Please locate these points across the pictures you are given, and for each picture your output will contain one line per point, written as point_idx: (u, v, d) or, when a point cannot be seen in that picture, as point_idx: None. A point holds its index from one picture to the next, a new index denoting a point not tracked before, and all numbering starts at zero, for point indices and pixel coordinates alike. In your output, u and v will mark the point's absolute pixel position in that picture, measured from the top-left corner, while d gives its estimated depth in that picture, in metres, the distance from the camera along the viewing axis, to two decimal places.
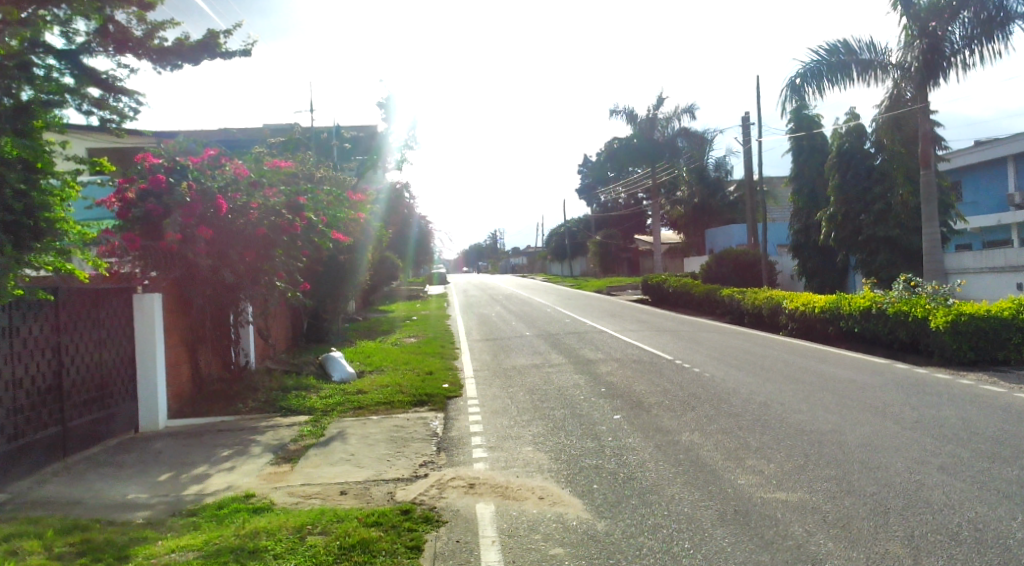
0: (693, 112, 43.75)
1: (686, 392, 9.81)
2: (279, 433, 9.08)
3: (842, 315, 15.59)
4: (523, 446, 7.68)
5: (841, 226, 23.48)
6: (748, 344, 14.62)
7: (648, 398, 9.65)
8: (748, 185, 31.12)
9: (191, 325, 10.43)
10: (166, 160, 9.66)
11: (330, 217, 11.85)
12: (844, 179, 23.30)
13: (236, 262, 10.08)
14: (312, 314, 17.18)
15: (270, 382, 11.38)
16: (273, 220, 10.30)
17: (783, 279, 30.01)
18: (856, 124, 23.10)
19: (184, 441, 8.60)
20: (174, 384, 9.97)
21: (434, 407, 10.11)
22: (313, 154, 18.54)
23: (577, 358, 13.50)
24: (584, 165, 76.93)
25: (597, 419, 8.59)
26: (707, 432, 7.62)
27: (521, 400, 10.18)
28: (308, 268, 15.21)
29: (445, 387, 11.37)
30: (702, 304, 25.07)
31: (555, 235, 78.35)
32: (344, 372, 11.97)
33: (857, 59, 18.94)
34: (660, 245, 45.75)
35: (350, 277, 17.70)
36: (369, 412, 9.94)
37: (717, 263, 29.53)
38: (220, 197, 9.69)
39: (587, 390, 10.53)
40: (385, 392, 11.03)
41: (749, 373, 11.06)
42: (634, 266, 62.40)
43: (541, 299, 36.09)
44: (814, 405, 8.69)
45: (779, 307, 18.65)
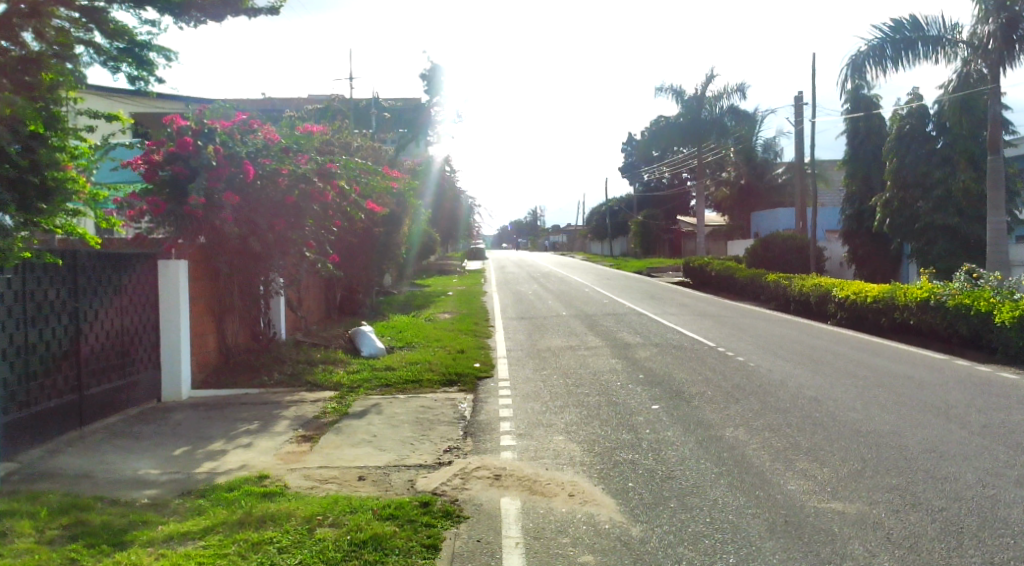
0: (744, 91, 42.27)
1: (729, 383, 9.24)
2: (302, 409, 8.78)
3: (897, 306, 14.73)
4: (554, 435, 7.22)
5: (897, 213, 22.33)
6: (794, 333, 13.93)
7: (689, 388, 9.11)
8: (799, 166, 29.92)
9: (218, 293, 10.21)
10: (194, 122, 9.28)
11: (362, 185, 11.49)
12: (903, 162, 21.97)
13: (263, 230, 9.79)
14: (346, 287, 16.96)
15: (297, 354, 11.15)
16: (303, 187, 9.96)
17: (832, 265, 28.88)
18: (919, 104, 21.65)
19: (205, 413, 8.37)
20: (199, 353, 9.78)
21: (463, 388, 9.70)
22: (352, 125, 18.19)
23: (615, 342, 12.96)
24: (629, 143, 75.50)
25: (634, 409, 8.08)
26: (752, 429, 7.07)
27: (554, 384, 9.72)
28: (341, 239, 14.93)
29: (476, 366, 10.95)
30: (745, 289, 24.25)
31: (596, 214, 77.28)
32: (374, 347, 11.65)
33: (923, 35, 17.76)
34: (704, 227, 44.62)
35: (385, 249, 17.41)
36: (396, 390, 9.59)
37: (763, 247, 28.54)
38: (248, 163, 9.33)
39: (625, 376, 10.02)
40: (413, 369, 10.65)
41: (797, 365, 10.42)
42: (675, 247, 61.22)
43: (578, 277, 35.51)
44: (869, 403, 8.05)
45: (828, 295, 17.81)
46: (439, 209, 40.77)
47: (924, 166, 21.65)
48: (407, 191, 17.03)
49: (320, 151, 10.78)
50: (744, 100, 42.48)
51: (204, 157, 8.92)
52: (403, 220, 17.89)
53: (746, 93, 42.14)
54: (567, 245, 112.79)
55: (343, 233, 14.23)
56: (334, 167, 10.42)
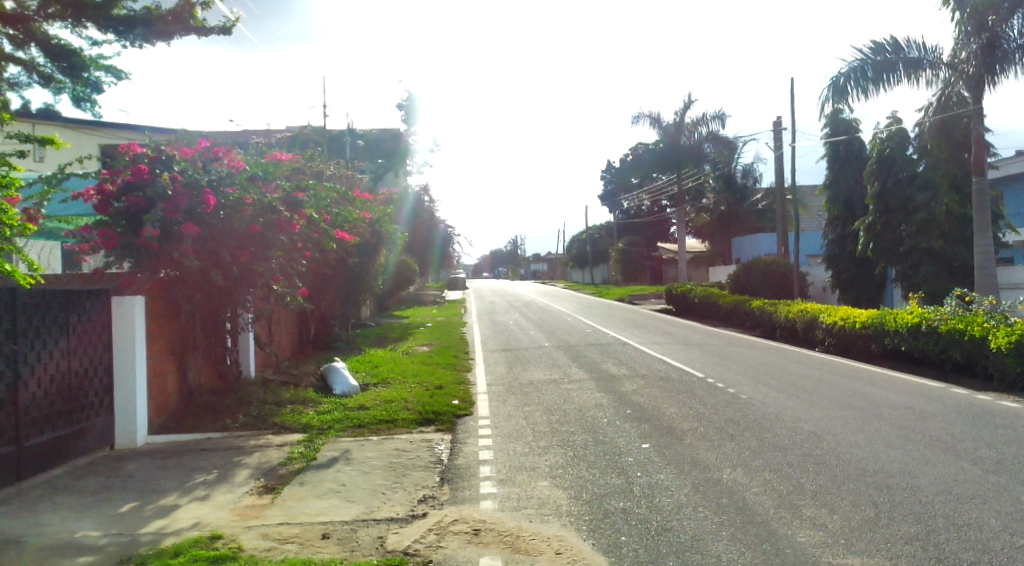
0: (722, 118, 42.53)
1: (722, 417, 8.75)
2: (267, 455, 8.15)
3: (886, 332, 14.41)
4: (538, 480, 6.67)
5: (880, 237, 22.18)
6: (783, 361, 13.55)
7: (680, 423, 8.61)
8: (779, 192, 29.85)
9: (178, 331, 9.61)
10: (151, 150, 8.91)
11: (332, 213, 11.01)
12: (884, 186, 21.90)
13: (227, 263, 9.25)
14: (320, 320, 16.37)
15: (265, 394, 10.53)
16: (268, 218, 9.44)
17: (815, 290, 28.70)
18: (897, 127, 21.69)
19: (160, 462, 7.70)
20: (158, 396, 9.14)
21: (440, 428, 9.13)
22: (325, 153, 17.76)
23: (600, 374, 12.45)
24: (608, 171, 75.75)
25: (623, 448, 7.56)
26: (752, 470, 6.56)
27: (538, 422, 9.15)
28: (312, 270, 14.40)
29: (455, 404, 10.38)
30: (730, 315, 23.93)
31: (576, 241, 77.22)
32: (347, 385, 11.04)
33: (904, 57, 17.77)
34: (685, 253, 44.46)
35: (360, 281, 16.85)
36: (370, 432, 8.99)
37: (746, 273, 28.31)
38: (208, 191, 8.79)
39: (612, 412, 9.49)
40: (388, 408, 10.06)
41: (790, 396, 9.98)
42: (656, 274, 61.15)
43: (560, 305, 35.08)
44: (871, 437, 7.59)
45: (814, 321, 17.48)
46: (419, 238, 40.38)
47: (905, 190, 21.56)
48: (381, 219, 16.54)
49: (286, 179, 10.31)
50: (723, 127, 42.67)
51: (160, 186, 8.38)
52: (380, 250, 17.37)
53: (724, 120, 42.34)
54: (549, 273, 112.65)
55: (313, 264, 13.69)
56: (303, 195, 9.95)
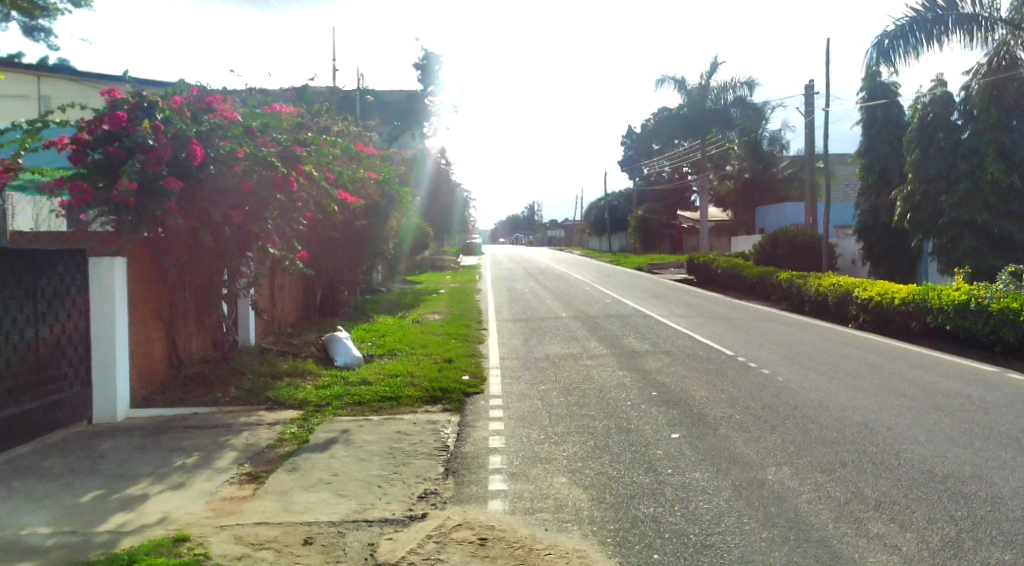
0: (750, 84, 41.01)
1: (758, 403, 7.91)
2: (256, 434, 7.43)
3: (928, 310, 13.43)
4: (554, 476, 5.87)
5: (917, 208, 21.00)
6: (817, 339, 12.66)
7: (711, 409, 7.79)
8: (810, 159, 28.53)
9: (168, 295, 8.87)
10: (132, 95, 8.03)
11: (337, 172, 10.14)
12: (925, 153, 20.63)
13: (218, 223, 8.42)
14: (326, 285, 15.67)
15: (262, 365, 9.80)
16: (263, 173, 8.54)
17: (843, 263, 27.55)
18: (942, 91, 20.35)
19: (138, 441, 6.98)
20: (143, 366, 8.42)
21: (448, 408, 8.37)
22: (333, 110, 16.84)
23: (621, 350, 11.61)
24: (628, 137, 74.06)
25: (649, 438, 6.76)
26: (800, 471, 5.70)
27: (554, 404, 8.35)
28: (316, 231, 13.60)
29: (464, 380, 9.61)
30: (755, 288, 22.95)
31: (594, 208, 75.92)
32: (349, 356, 10.30)
33: (956, 14, 16.40)
34: (707, 222, 43.23)
35: (369, 245, 16.04)
36: (370, 411, 8.24)
37: (772, 244, 27.21)
38: (195, 143, 7.93)
39: (635, 394, 8.66)
40: (392, 383, 9.31)
41: (831, 380, 9.11)
42: (675, 243, 59.89)
43: (576, 273, 34.16)
44: (932, 432, 6.72)
45: (848, 296, 16.50)
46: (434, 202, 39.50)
47: (948, 158, 20.29)
48: (389, 179, 15.69)
49: (285, 133, 9.45)
50: (752, 93, 41.22)
51: (140, 136, 7.53)
52: (391, 213, 16.55)
53: (753, 86, 40.91)
54: (565, 239, 111.42)
55: (314, 225, 12.89)
56: (301, 151, 9.09)
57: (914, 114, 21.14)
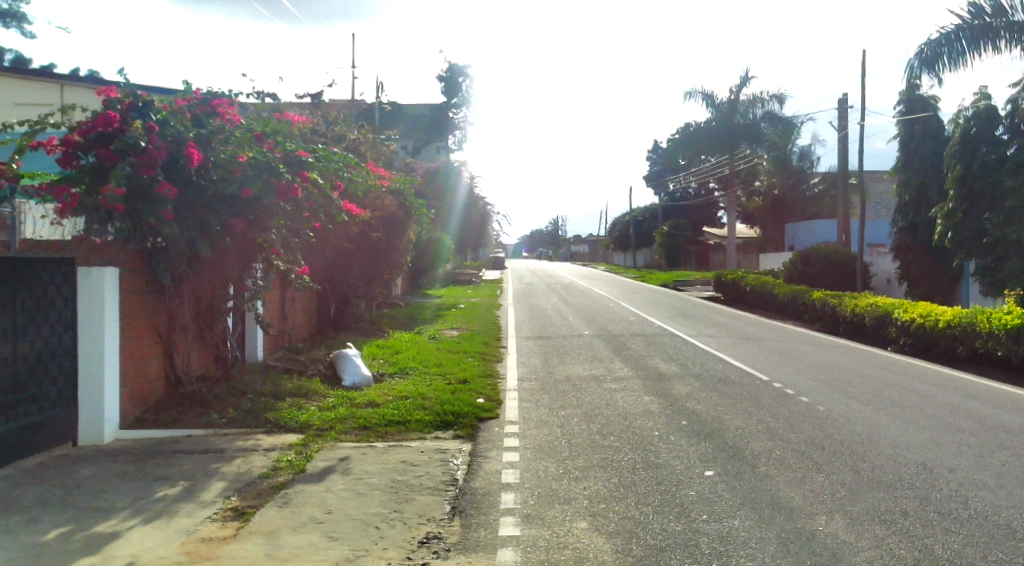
0: (780, 98, 40.14)
1: (799, 436, 7.18)
2: (250, 461, 6.86)
3: (977, 334, 12.55)
4: (572, 519, 5.21)
5: (960, 225, 20.03)
6: (855, 363, 11.87)
7: (748, 442, 7.08)
8: (843, 175, 27.61)
9: (165, 309, 8.40)
10: (127, 95, 7.64)
11: (348, 180, 9.65)
12: (968, 168, 19.68)
13: (217, 232, 7.96)
14: (341, 298, 15.17)
15: (264, 383, 9.27)
16: (266, 180, 8.07)
17: (878, 282, 26.50)
18: (987, 104, 19.44)
19: (120, 468, 6.43)
20: (136, 384, 7.93)
21: (459, 435, 7.75)
22: (351, 120, 16.43)
23: (647, 372, 10.90)
24: (654, 152, 73.32)
25: (680, 475, 6.08)
26: (856, 522, 4.96)
27: (575, 432, 7.66)
28: (329, 243, 13.14)
29: (479, 403, 8.99)
30: (786, 307, 22.08)
31: (619, 224, 75.13)
32: (359, 375, 9.74)
33: (1005, 22, 15.59)
34: (735, 239, 42.29)
35: (386, 258, 15.57)
36: (375, 436, 7.65)
37: (803, 262, 26.28)
38: (192, 146, 7.50)
39: (663, 422, 7.96)
40: (401, 406, 8.72)
41: (878, 410, 8.34)
42: (702, 260, 58.84)
43: (600, 289, 33.50)
44: (1003, 474, 5.94)
45: (887, 317, 15.63)
46: (457, 216, 39.13)
47: (992, 173, 19.34)
48: (406, 189, 15.21)
49: (292, 138, 9.03)
50: (782, 107, 40.42)
51: (132, 137, 7.14)
52: (409, 225, 16.06)
53: (783, 100, 40.03)
54: (589, 254, 110.55)
55: (325, 236, 12.41)
56: (307, 155, 8.55)
57: (957, 127, 20.24)
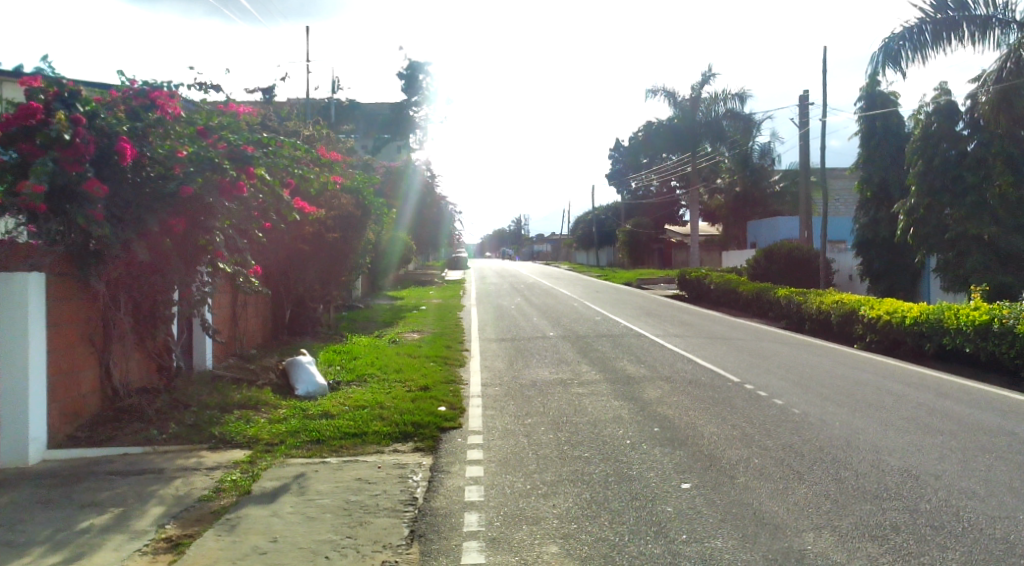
0: (741, 97, 40.35)
1: (777, 443, 6.88)
2: (191, 482, 6.27)
3: (944, 331, 12.51)
4: (544, 542, 4.78)
5: (921, 221, 20.18)
6: (824, 362, 11.70)
7: (724, 450, 6.75)
8: (804, 172, 27.75)
9: (100, 316, 7.72)
10: (51, 84, 6.92)
11: (300, 178, 9.08)
12: (929, 165, 19.82)
13: (155, 232, 7.33)
14: (296, 301, 14.54)
15: (210, 395, 8.63)
16: (208, 176, 7.44)
17: (839, 279, 26.71)
18: (946, 100, 19.61)
19: (44, 493, 5.80)
20: (67, 399, 7.24)
21: (419, 448, 7.28)
22: (306, 115, 15.78)
23: (616, 375, 10.54)
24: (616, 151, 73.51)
25: (655, 489, 5.71)
26: (845, 539, 4.65)
27: (542, 443, 7.25)
28: (281, 243, 12.52)
29: (441, 412, 8.53)
30: (751, 305, 22.03)
31: (582, 223, 75.16)
32: (313, 384, 9.21)
33: (967, 15, 15.66)
34: (697, 237, 42.43)
35: (344, 259, 14.97)
36: (329, 451, 7.12)
37: (766, 259, 26.33)
38: (124, 141, 6.83)
39: (633, 430, 7.60)
40: (358, 416, 8.21)
41: (853, 413, 8.11)
42: (664, 258, 59.12)
43: (564, 288, 33.28)
44: (991, 481, 5.70)
45: (853, 314, 15.58)
46: (418, 215, 38.49)
47: (952, 170, 19.51)
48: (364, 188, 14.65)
49: (237, 132, 8.41)
50: (743, 105, 40.26)
51: (54, 130, 6.47)
52: (368, 225, 15.48)
53: (744, 99, 40.25)
54: (552, 254, 110.57)
55: (273, 236, 11.79)
56: (253, 149, 7.95)
57: (917, 123, 20.38)
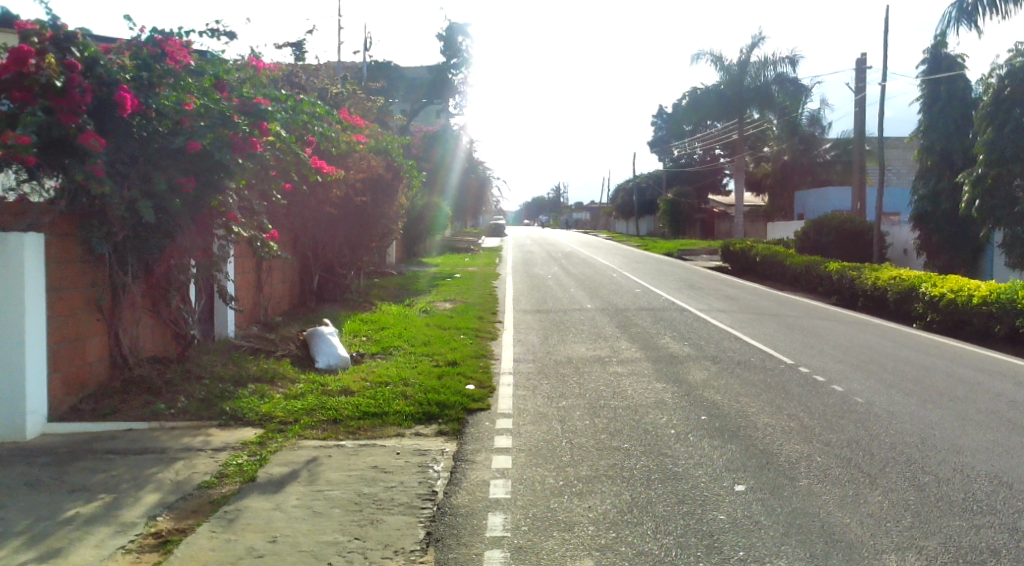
0: (793, 59, 38.41)
1: (842, 438, 6.12)
2: (193, 464, 5.78)
3: (1019, 312, 11.46)
4: (577, 554, 4.14)
5: (989, 193, 18.78)
6: (883, 343, 10.79)
7: (782, 444, 6.01)
8: (860, 140, 26.20)
9: (107, 280, 7.23)
10: (47, 28, 6.26)
11: (321, 138, 8.44)
12: (1001, 130, 18.35)
13: (162, 192, 6.74)
14: (324, 267, 14.07)
15: (224, 366, 8.15)
16: (218, 131, 6.81)
17: (894, 253, 25.36)
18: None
19: (34, 474, 5.35)
20: (70, 368, 6.80)
21: (442, 432, 6.70)
22: (335, 74, 15.09)
23: (658, 354, 9.81)
24: (659, 117, 71.46)
25: (704, 490, 5.02)
26: (935, 563, 3.89)
27: (577, 430, 6.59)
28: (305, 205, 11.99)
29: (468, 391, 7.94)
30: (799, 278, 20.97)
31: (622, 191, 73.64)
32: (334, 356, 8.70)
33: None
34: (742, 207, 40.94)
35: (373, 225, 14.40)
36: (344, 433, 6.58)
37: (816, 231, 25.08)
38: (123, 90, 6.23)
39: (678, 418, 6.90)
40: (379, 394, 7.66)
41: (925, 403, 7.27)
42: (707, 228, 57.51)
43: (602, 258, 32.42)
44: None
45: (913, 291, 14.52)
46: (455, 181, 37.85)
47: None
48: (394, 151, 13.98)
49: (253, 87, 7.81)
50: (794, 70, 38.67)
51: (45, 76, 5.93)
52: (399, 190, 14.85)
53: (796, 61, 38.30)
54: (591, 222, 109.06)
55: (294, 197, 11.22)
56: (267, 103, 7.30)
57: (989, 85, 18.85)
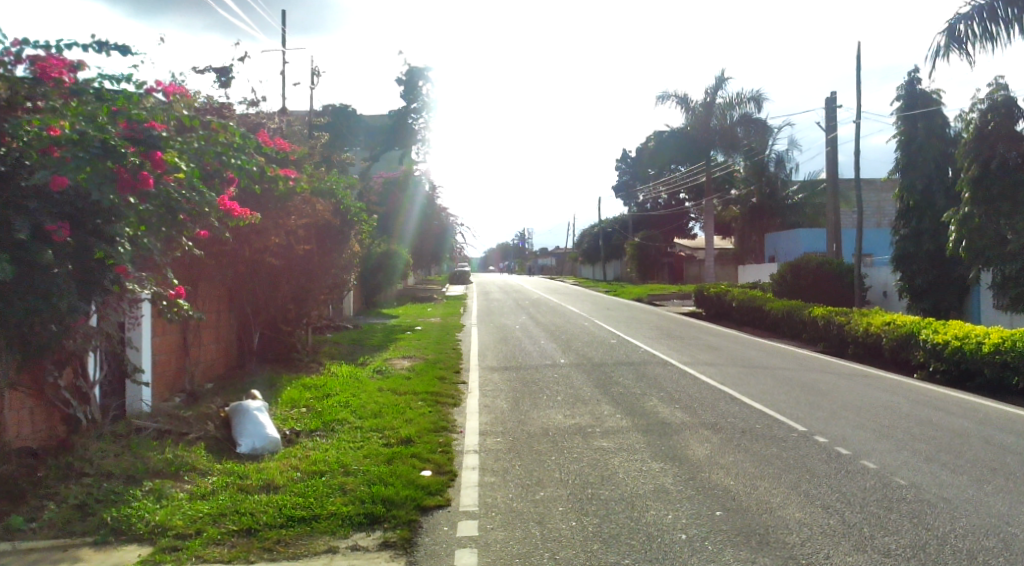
0: (759, 100, 38.35)
1: (909, 545, 4.73)
2: None
3: None
4: None
5: (976, 232, 18.08)
6: (898, 402, 9.53)
7: (835, 555, 4.60)
8: (832, 180, 25.61)
9: None
10: None
11: (244, 175, 7.11)
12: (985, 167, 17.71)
13: (24, 239, 5.18)
14: (266, 324, 12.49)
15: (118, 456, 6.46)
16: (98, 163, 5.33)
17: (874, 295, 24.84)
18: (1004, 95, 17.55)
19: None
20: None
21: (388, 544, 5.14)
22: (278, 112, 13.75)
23: (647, 422, 8.42)
24: (622, 162, 71.39)
25: None
26: None
27: (562, 538, 5.10)
28: (237, 255, 10.47)
29: (425, 480, 6.43)
30: (780, 324, 19.91)
31: (587, 236, 73.07)
32: (260, 438, 7.14)
33: None
34: (711, 250, 40.29)
35: (320, 278, 12.90)
36: (259, 550, 4.98)
37: (794, 274, 24.41)
38: None
39: (689, 514, 5.47)
40: (313, 489, 6.10)
41: (985, 485, 5.97)
42: (674, 272, 56.93)
43: (572, 306, 31.12)
44: None
45: (910, 339, 13.48)
46: (417, 229, 36.48)
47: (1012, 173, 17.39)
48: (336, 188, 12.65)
49: (157, 112, 6.47)
50: (759, 109, 38.51)
51: None
52: (350, 237, 13.42)
53: (761, 102, 38.24)
54: (555, 269, 108.33)
55: (221, 245, 9.71)
56: (161, 128, 5.91)
57: (970, 120, 18.29)
